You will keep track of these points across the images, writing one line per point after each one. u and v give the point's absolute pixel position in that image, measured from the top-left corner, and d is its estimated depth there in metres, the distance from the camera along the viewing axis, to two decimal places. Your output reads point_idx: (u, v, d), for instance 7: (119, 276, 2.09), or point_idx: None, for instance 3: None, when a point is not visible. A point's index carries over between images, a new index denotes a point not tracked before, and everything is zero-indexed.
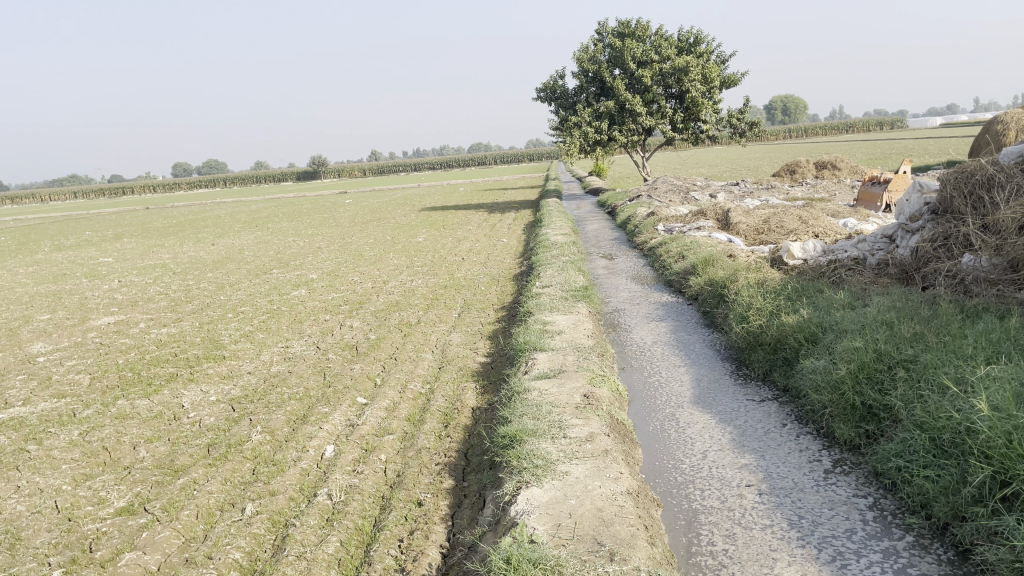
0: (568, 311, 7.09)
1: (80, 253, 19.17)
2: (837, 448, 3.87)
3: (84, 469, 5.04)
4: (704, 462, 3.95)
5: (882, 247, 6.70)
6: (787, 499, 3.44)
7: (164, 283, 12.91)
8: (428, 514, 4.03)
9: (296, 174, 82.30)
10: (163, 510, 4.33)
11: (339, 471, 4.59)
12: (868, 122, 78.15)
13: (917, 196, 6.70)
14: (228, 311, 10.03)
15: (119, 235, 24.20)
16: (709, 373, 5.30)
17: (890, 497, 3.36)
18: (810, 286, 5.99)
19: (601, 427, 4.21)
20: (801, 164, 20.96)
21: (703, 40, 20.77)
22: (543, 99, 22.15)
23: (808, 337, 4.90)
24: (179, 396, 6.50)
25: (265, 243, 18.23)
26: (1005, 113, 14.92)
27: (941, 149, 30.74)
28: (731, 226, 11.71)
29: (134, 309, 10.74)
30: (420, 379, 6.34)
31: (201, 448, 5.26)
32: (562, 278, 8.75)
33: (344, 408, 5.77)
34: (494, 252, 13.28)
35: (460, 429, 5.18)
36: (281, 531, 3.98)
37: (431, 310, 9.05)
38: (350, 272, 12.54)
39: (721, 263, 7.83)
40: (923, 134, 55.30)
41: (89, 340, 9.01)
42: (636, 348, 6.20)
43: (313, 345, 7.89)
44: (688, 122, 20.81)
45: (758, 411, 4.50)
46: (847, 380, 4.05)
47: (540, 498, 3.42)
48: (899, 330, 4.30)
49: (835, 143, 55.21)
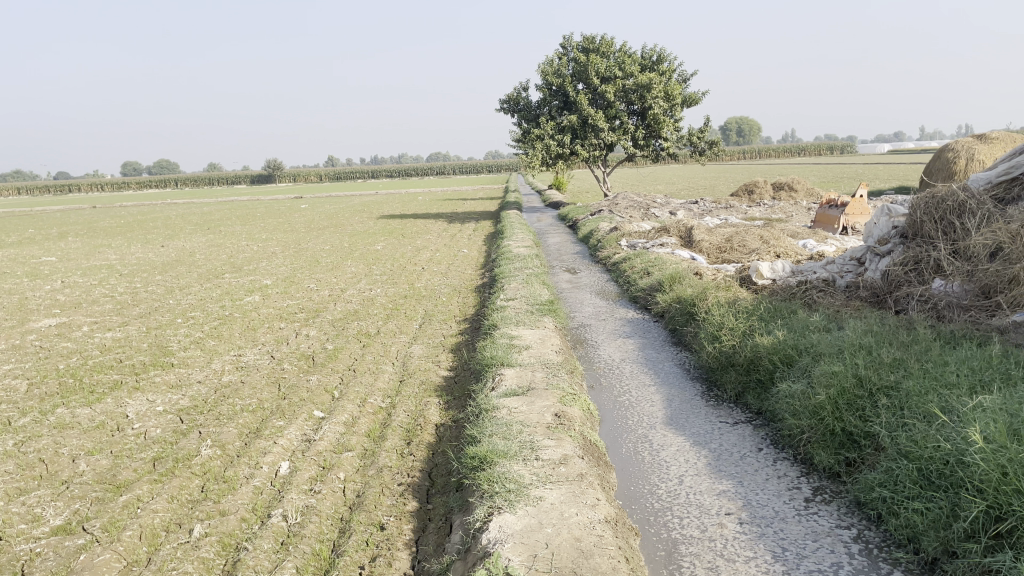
0: (534, 326, 6.91)
1: (21, 252, 18.40)
2: (817, 476, 3.76)
3: (17, 483, 4.70)
4: (681, 488, 3.80)
5: (852, 270, 6.70)
6: (769, 530, 3.31)
7: (109, 286, 12.41)
8: (391, 539, 3.81)
9: (250, 177, 80.89)
10: (103, 530, 4.03)
11: (295, 490, 4.34)
12: (818, 145, 79.98)
13: (886, 219, 6.72)
14: (178, 316, 9.64)
15: (63, 234, 23.40)
16: (680, 394, 5.17)
17: (874, 529, 3.25)
18: (784, 308, 5.93)
19: (575, 448, 4.05)
20: (759, 184, 21.19)
21: (666, 58, 20.88)
22: (506, 110, 22.04)
23: (784, 359, 4.81)
24: (123, 406, 6.16)
25: (217, 246, 17.75)
26: (956, 141, 15.24)
27: (888, 175, 31.48)
28: (693, 244, 11.69)
29: (77, 311, 10.30)
30: (380, 393, 6.10)
31: (146, 462, 4.95)
32: (527, 292, 8.58)
33: (301, 422, 5.51)
34: (455, 263, 13.07)
35: (424, 447, 4.97)
36: (231, 554, 3.73)
37: (392, 320, 8.82)
38: (306, 278, 12.22)
39: (688, 280, 7.75)
40: (869, 159, 56.65)
41: (28, 343, 8.55)
42: (605, 365, 6.05)
43: (268, 354, 7.60)
44: (650, 139, 20.88)
45: (733, 435, 4.38)
46: (827, 405, 3.94)
47: (513, 525, 3.23)
48: (878, 356, 4.23)
49: (787, 165, 56.41)
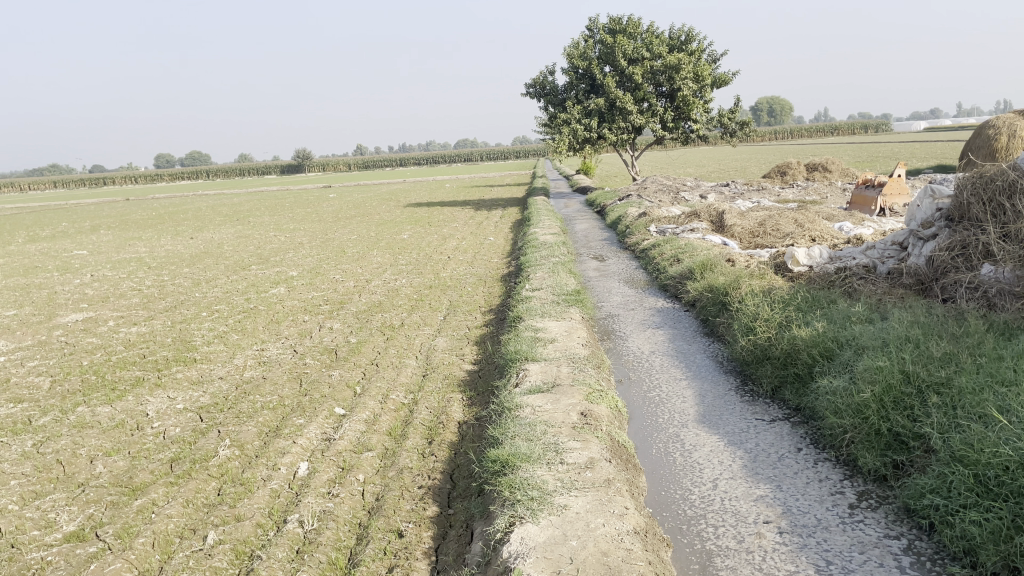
0: (560, 317, 6.70)
1: (55, 246, 18.55)
2: (861, 478, 3.52)
3: (34, 487, 4.61)
4: (716, 493, 3.58)
5: (894, 255, 6.43)
6: (812, 541, 3.08)
7: (138, 279, 12.41)
8: (410, 548, 3.64)
9: (280, 167, 81.39)
10: (116, 537, 3.92)
11: (312, 494, 4.20)
12: (852, 124, 78.33)
13: (929, 201, 6.41)
14: (203, 309, 9.58)
15: (95, 227, 23.62)
16: (714, 390, 4.92)
17: (926, 540, 3.01)
18: (823, 296, 5.66)
19: (602, 451, 3.85)
20: (792, 165, 20.64)
21: (694, 38, 20.40)
22: (532, 94, 21.77)
23: (824, 353, 4.56)
24: (144, 404, 6.07)
25: (246, 237, 17.76)
26: (998, 117, 14.66)
27: (927, 153, 30.66)
28: (725, 229, 11.37)
29: (104, 305, 10.28)
30: (402, 389, 5.94)
31: (163, 464, 4.84)
32: (553, 281, 8.35)
33: (321, 420, 5.37)
34: (482, 251, 12.89)
35: (445, 446, 4.80)
36: (245, 564, 3.59)
37: (416, 312, 8.66)
38: (332, 269, 12.11)
39: (720, 268, 7.48)
40: (903, 138, 55.36)
41: (54, 339, 8.54)
42: (634, 358, 5.82)
43: (290, 348, 7.48)
44: (679, 121, 20.44)
45: (770, 433, 4.15)
46: (872, 403, 3.70)
47: (536, 537, 3.04)
48: (926, 349, 3.98)
49: (820, 144, 55.35)
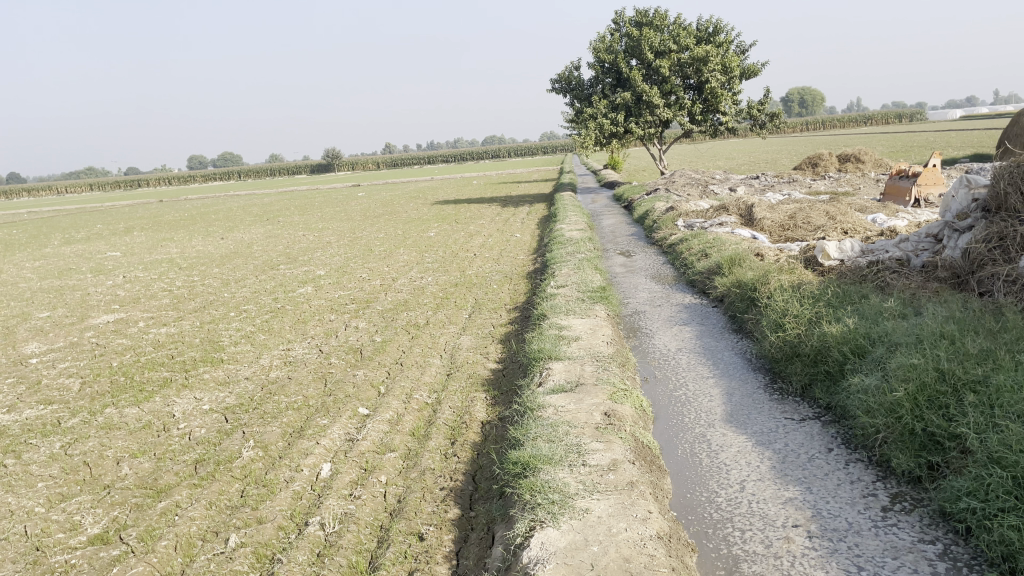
0: (585, 315, 6.61)
1: (89, 248, 18.77)
2: (895, 480, 3.41)
3: (61, 489, 4.64)
4: (743, 496, 3.49)
5: (928, 247, 6.26)
6: (843, 545, 2.97)
7: (168, 280, 12.48)
8: (431, 551, 3.59)
9: (309, 167, 81.91)
10: (139, 540, 3.92)
11: (334, 496, 4.16)
12: (885, 114, 77.00)
13: (965, 191, 6.22)
14: (231, 309, 9.62)
15: (128, 228, 23.88)
16: (741, 388, 4.80)
17: (963, 544, 2.89)
18: (855, 292, 5.51)
19: (625, 452, 3.77)
20: (823, 157, 20.32)
21: (722, 29, 20.14)
22: (558, 89, 21.64)
23: (856, 350, 4.44)
24: (170, 405, 6.09)
25: (274, 237, 17.83)
26: None
27: (963, 143, 29.98)
28: (755, 222, 11.18)
29: (134, 307, 10.37)
30: (426, 388, 5.90)
31: (188, 465, 4.85)
32: (578, 278, 8.27)
33: (345, 420, 5.35)
34: (508, 248, 12.82)
35: (468, 447, 4.75)
36: (266, 567, 3.57)
37: (442, 310, 8.62)
38: (360, 268, 12.11)
39: (749, 262, 7.34)
40: (937, 127, 54.29)
41: (85, 340, 8.63)
42: (660, 356, 5.72)
43: (316, 348, 7.48)
44: (707, 114, 20.19)
45: (800, 433, 4.03)
46: (905, 403, 3.58)
47: (557, 542, 2.97)
48: (962, 346, 3.84)
49: (851, 134, 54.57)
